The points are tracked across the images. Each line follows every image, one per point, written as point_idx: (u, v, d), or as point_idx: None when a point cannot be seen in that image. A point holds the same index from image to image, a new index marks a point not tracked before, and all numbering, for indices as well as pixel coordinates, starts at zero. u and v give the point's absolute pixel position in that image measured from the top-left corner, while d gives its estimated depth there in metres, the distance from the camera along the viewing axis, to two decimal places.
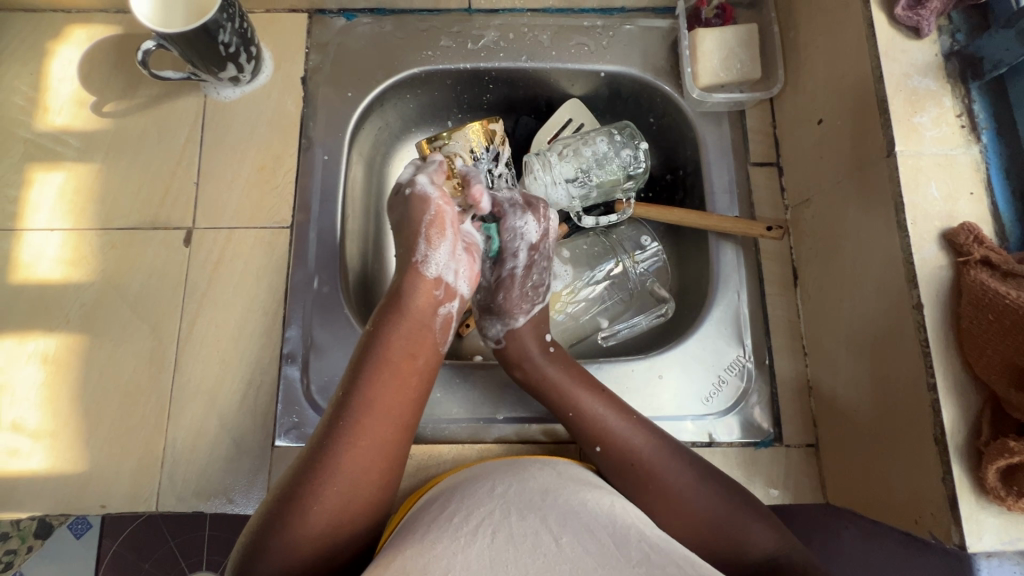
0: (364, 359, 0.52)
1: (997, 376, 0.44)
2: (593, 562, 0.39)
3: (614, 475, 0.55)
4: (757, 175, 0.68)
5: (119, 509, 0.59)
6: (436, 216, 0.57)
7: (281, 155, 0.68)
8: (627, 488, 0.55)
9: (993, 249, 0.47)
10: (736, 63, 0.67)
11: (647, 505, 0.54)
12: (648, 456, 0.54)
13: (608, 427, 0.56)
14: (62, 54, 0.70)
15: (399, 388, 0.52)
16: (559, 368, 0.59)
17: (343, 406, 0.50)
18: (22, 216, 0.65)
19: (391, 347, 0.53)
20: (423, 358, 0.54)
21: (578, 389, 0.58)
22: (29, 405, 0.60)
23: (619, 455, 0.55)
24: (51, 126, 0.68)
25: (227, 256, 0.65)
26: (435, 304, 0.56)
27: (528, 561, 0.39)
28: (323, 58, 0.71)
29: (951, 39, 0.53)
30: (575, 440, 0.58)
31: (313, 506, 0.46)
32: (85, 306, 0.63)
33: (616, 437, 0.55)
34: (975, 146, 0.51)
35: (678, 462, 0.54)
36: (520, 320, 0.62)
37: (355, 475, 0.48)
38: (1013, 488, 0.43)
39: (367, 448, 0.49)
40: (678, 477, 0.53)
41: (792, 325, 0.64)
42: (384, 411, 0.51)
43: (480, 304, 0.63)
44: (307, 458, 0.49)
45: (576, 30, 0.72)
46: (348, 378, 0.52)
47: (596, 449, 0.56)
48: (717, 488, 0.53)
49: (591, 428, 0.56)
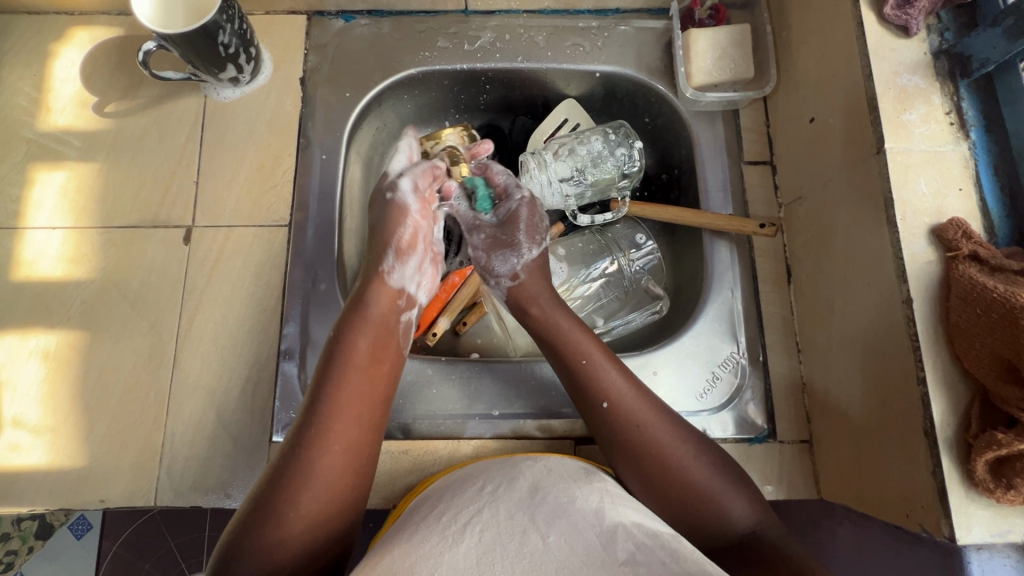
0: (328, 365, 0.53)
1: (986, 370, 0.45)
2: (576, 560, 0.39)
3: (611, 434, 0.53)
4: (751, 174, 0.69)
5: (118, 503, 0.59)
6: (411, 231, 0.59)
7: (279, 155, 0.69)
8: (621, 449, 0.52)
9: (981, 244, 0.47)
10: (729, 63, 0.68)
11: (640, 470, 0.51)
12: (651, 419, 0.52)
13: (616, 383, 0.54)
14: (64, 56, 0.71)
15: (362, 390, 0.52)
16: (568, 320, 0.57)
17: (314, 410, 0.51)
18: (24, 214, 0.66)
19: (354, 350, 0.53)
20: (386, 362, 0.55)
21: (592, 343, 0.56)
22: (30, 401, 0.61)
23: (623, 413, 0.52)
24: (53, 127, 0.69)
25: (226, 253, 0.66)
26: (395, 309, 0.57)
27: (514, 561, 0.39)
28: (322, 58, 0.72)
29: (940, 38, 0.54)
30: (576, 395, 0.55)
31: (288, 509, 0.47)
32: (86, 303, 0.64)
33: (623, 395, 0.53)
34: (964, 142, 0.51)
35: (679, 432, 0.52)
36: (531, 249, 0.61)
37: (331, 476, 0.49)
38: (1002, 480, 0.44)
39: (340, 450, 0.50)
40: (678, 445, 0.51)
41: (786, 322, 0.65)
42: (352, 412, 0.51)
43: (485, 242, 0.62)
44: (281, 462, 0.49)
45: (572, 31, 0.73)
46: (316, 382, 0.53)
47: (600, 404, 0.53)
48: (712, 463, 0.51)
49: (601, 381, 0.54)
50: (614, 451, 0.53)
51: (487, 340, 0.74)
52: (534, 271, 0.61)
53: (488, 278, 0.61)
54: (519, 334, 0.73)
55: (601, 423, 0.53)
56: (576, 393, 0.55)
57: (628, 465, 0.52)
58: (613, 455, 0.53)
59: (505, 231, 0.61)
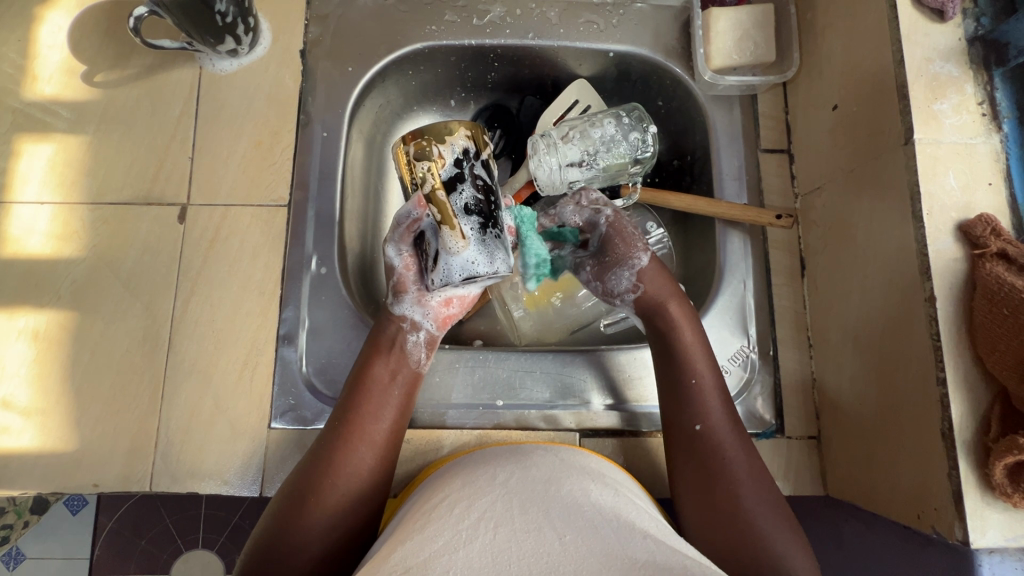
0: (343, 405, 0.55)
1: (1009, 373, 0.43)
2: (596, 553, 0.37)
3: (692, 456, 0.53)
4: (767, 162, 0.67)
5: (113, 488, 0.58)
6: (399, 280, 0.57)
7: (279, 132, 0.66)
8: (697, 474, 0.52)
9: (1010, 241, 0.46)
10: (750, 46, 0.66)
11: (707, 497, 0.51)
12: (736, 460, 0.52)
13: (719, 412, 0.54)
14: (50, 20, 0.67)
15: (379, 435, 0.53)
16: (689, 337, 0.56)
17: (325, 446, 0.52)
18: (10, 188, 0.63)
19: (367, 392, 0.55)
20: (405, 410, 0.56)
21: (705, 363, 0.56)
22: (19, 382, 0.59)
23: (714, 442, 0.52)
24: (40, 96, 0.66)
25: (223, 234, 0.64)
26: (411, 354, 0.58)
27: (532, 548, 0.38)
28: (324, 30, 0.69)
29: (975, 23, 0.51)
30: (673, 405, 0.55)
31: (293, 545, 0.47)
32: (76, 283, 0.62)
33: (719, 424, 0.53)
34: (996, 135, 0.49)
35: (755, 475, 0.51)
36: (641, 257, 0.58)
37: (336, 513, 0.49)
38: (1020, 486, 0.42)
39: (345, 489, 0.50)
40: (750, 487, 0.50)
41: (798, 316, 0.63)
42: (360, 453, 0.52)
43: (610, 241, 0.59)
44: (290, 493, 0.50)
45: (586, 7, 0.69)
46: (330, 421, 0.54)
47: (694, 425, 0.53)
48: (765, 504, 0.50)
49: (704, 404, 0.54)
50: (688, 470, 0.53)
51: (491, 327, 0.73)
52: (664, 285, 0.58)
53: (610, 296, 0.59)
54: (526, 322, 0.70)
55: (689, 446, 0.53)
56: (676, 407, 0.55)
57: (694, 490, 0.52)
58: (685, 477, 0.53)
59: (605, 254, 0.59)
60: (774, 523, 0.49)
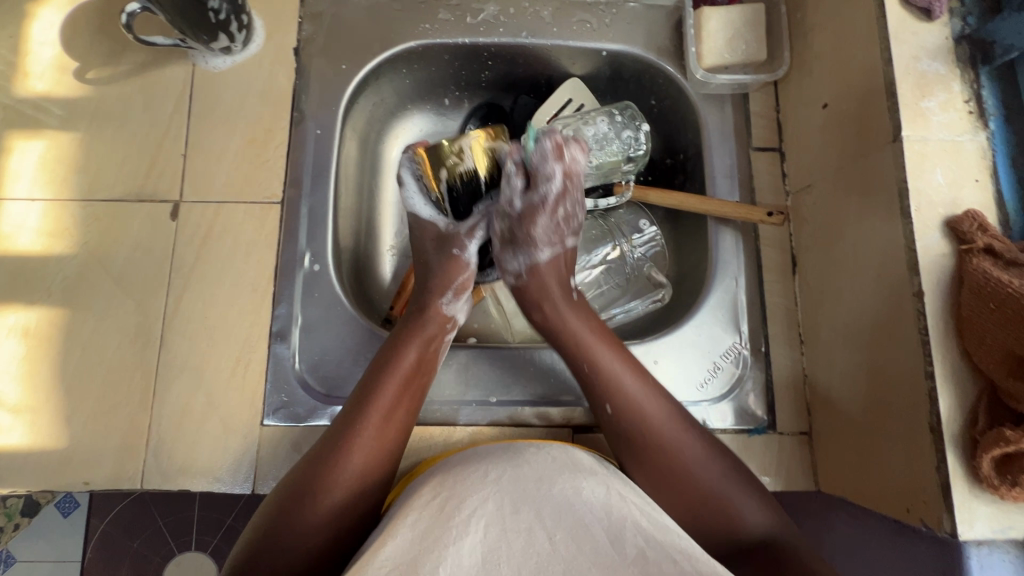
0: (358, 395, 0.54)
1: (996, 366, 0.44)
2: (583, 569, 0.39)
3: (619, 437, 0.54)
4: (758, 160, 0.67)
5: (103, 486, 0.58)
6: (463, 282, 0.62)
7: (272, 129, 0.66)
8: (629, 452, 0.53)
9: (996, 237, 0.46)
10: (741, 45, 0.66)
11: (653, 470, 0.52)
12: (659, 428, 0.53)
13: (625, 382, 0.54)
14: (42, 17, 0.67)
15: (394, 429, 0.53)
16: (580, 322, 0.59)
17: (337, 437, 0.51)
18: (1, 185, 0.63)
19: (387, 387, 0.54)
20: (418, 404, 0.56)
21: (600, 344, 0.57)
22: (9, 380, 0.59)
23: (631, 420, 0.53)
24: (31, 93, 0.66)
25: (216, 230, 0.64)
26: (433, 348, 0.58)
27: (521, 564, 0.39)
28: (317, 27, 0.69)
29: (962, 22, 0.52)
30: (587, 393, 0.56)
31: (296, 538, 0.47)
32: (68, 280, 0.62)
33: (629, 394, 0.54)
34: (983, 132, 0.50)
35: (699, 441, 0.53)
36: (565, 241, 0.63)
37: (343, 506, 0.49)
38: (1007, 478, 0.43)
39: (356, 480, 0.50)
40: (694, 454, 0.52)
41: (789, 313, 0.64)
42: (377, 445, 0.52)
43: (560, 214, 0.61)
44: (289, 490, 0.49)
45: (579, 6, 0.70)
46: (344, 411, 0.54)
47: (604, 408, 0.55)
48: (722, 466, 0.52)
49: (607, 382, 0.55)
50: (624, 452, 0.54)
51: (485, 325, 0.72)
52: (549, 271, 0.61)
53: (520, 245, 0.60)
54: (518, 320, 0.71)
55: (612, 430, 0.54)
56: (591, 393, 0.56)
57: (638, 468, 0.53)
58: (621, 457, 0.54)
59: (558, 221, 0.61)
60: (734, 486, 0.51)
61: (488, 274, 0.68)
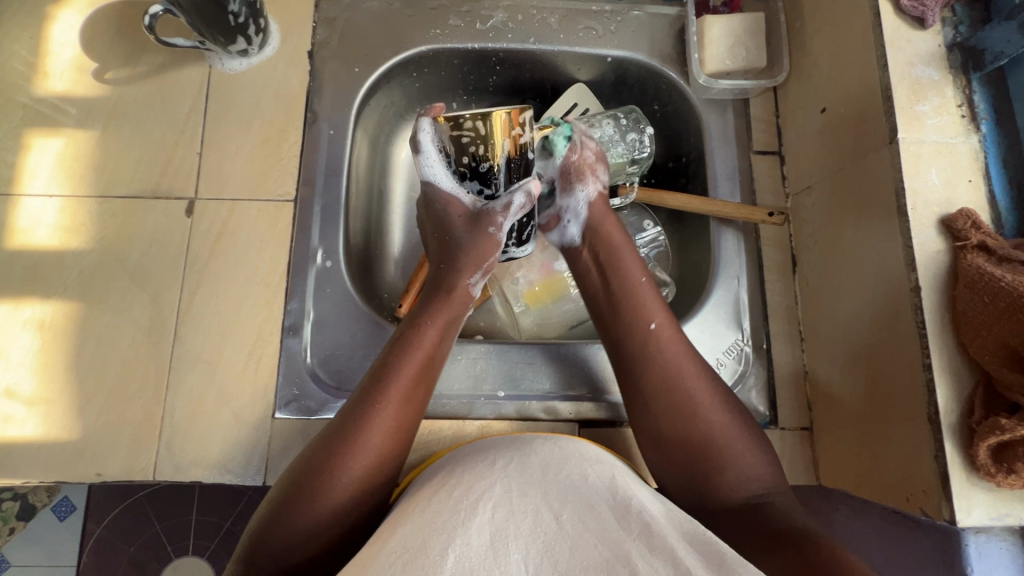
0: (378, 370, 0.54)
1: (991, 356, 0.46)
2: (591, 547, 0.40)
3: (644, 352, 0.56)
4: (758, 163, 0.69)
5: (116, 477, 0.58)
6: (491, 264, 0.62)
7: (286, 129, 0.68)
8: (649, 370, 0.55)
9: (989, 234, 0.48)
10: (742, 52, 0.69)
11: (674, 425, 0.53)
12: (704, 395, 0.54)
13: (670, 323, 0.57)
14: (62, 19, 0.69)
15: (407, 411, 0.53)
16: (642, 282, 0.60)
17: (355, 417, 0.52)
18: (19, 181, 0.64)
19: (403, 366, 0.54)
20: (430, 387, 0.56)
21: (657, 304, 0.59)
22: (24, 371, 0.59)
23: (665, 336, 0.56)
24: (50, 92, 0.67)
25: (230, 227, 0.65)
26: (450, 329, 0.59)
27: (528, 543, 0.40)
28: (331, 32, 0.71)
29: (954, 31, 0.54)
30: (619, 317, 0.59)
31: (301, 522, 0.47)
32: (84, 274, 0.63)
33: (668, 328, 0.57)
34: (975, 135, 0.52)
35: (727, 414, 0.54)
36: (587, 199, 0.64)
37: (356, 488, 0.50)
38: (1003, 466, 0.44)
39: (374, 458, 0.51)
40: (722, 419, 0.53)
41: (790, 311, 0.66)
42: (390, 424, 0.52)
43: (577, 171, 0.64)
44: (297, 473, 0.50)
45: (585, 13, 0.72)
46: (358, 391, 0.54)
47: (648, 324, 0.57)
48: (739, 428, 0.53)
49: (664, 339, 0.56)
50: (656, 394, 0.54)
51: (490, 323, 0.75)
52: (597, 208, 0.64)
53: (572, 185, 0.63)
54: (525, 318, 0.71)
55: (640, 339, 0.56)
56: (624, 313, 0.59)
57: (666, 418, 0.54)
58: (651, 408, 0.54)
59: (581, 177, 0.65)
60: (739, 437, 0.53)
61: (516, 249, 0.67)
